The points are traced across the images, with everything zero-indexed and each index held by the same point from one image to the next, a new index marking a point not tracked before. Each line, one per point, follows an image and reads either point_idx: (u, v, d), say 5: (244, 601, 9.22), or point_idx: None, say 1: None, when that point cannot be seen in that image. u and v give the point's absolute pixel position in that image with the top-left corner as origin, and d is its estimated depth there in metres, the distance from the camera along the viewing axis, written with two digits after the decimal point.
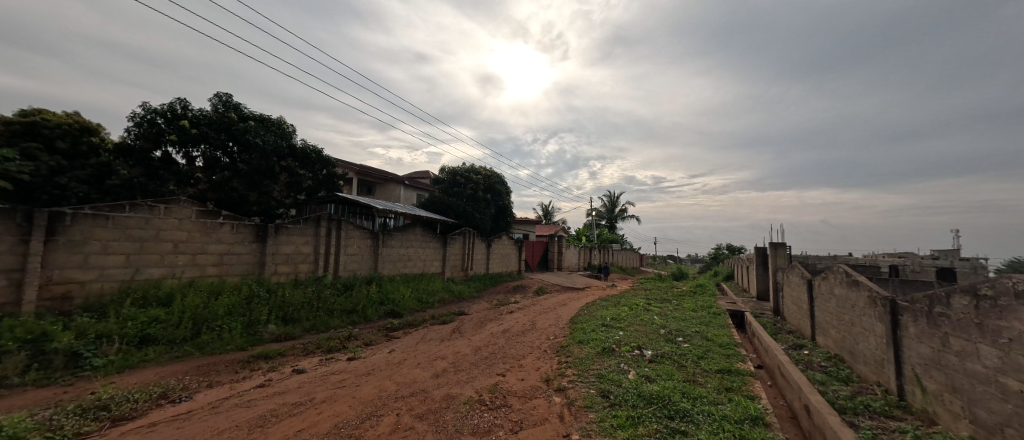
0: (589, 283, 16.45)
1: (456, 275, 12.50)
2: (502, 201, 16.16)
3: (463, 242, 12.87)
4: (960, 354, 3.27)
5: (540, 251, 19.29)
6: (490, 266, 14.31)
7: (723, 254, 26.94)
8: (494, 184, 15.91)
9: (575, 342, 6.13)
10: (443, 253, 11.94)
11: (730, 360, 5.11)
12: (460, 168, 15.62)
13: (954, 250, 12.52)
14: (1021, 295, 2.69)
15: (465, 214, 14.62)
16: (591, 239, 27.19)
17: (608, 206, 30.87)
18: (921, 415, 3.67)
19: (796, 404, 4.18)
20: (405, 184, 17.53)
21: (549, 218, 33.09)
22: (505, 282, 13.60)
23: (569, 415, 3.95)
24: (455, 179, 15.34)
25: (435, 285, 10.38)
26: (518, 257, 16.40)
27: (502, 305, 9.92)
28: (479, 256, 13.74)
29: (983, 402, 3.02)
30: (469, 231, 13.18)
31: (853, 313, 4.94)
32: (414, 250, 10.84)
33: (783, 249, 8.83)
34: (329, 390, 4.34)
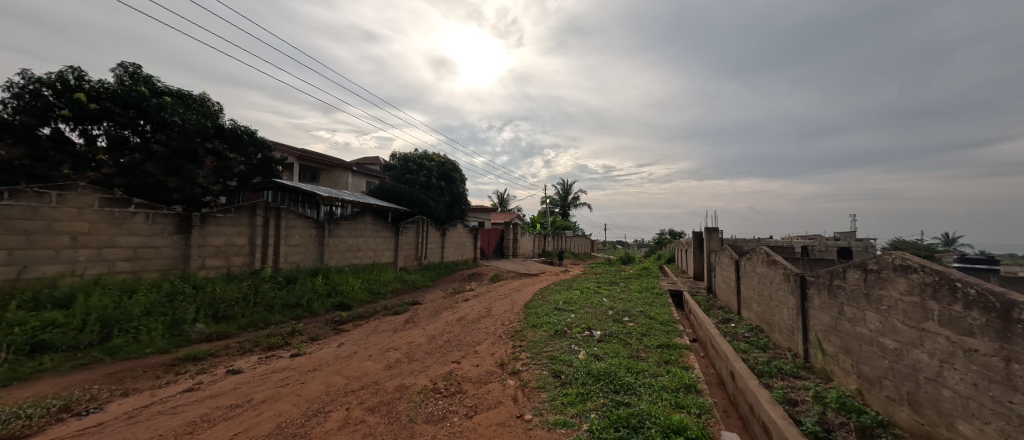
0: (544, 269, 16.90)
1: (410, 265, 12.19)
2: (458, 189, 15.94)
3: (417, 231, 12.56)
4: (852, 320, 3.82)
5: (496, 239, 19.35)
6: (445, 255, 14.15)
7: (667, 238, 29.00)
8: (450, 172, 15.59)
9: (529, 327, 6.27)
10: (396, 243, 11.58)
11: (669, 336, 5.54)
12: (413, 155, 15.05)
13: (848, 231, 14.63)
14: (901, 268, 3.19)
15: (419, 202, 14.22)
16: (546, 227, 27.88)
17: (562, 194, 31.67)
18: (821, 373, 4.26)
19: (723, 371, 4.66)
20: (354, 170, 16.60)
21: (505, 206, 33.33)
22: (461, 270, 13.56)
23: (523, 396, 4.07)
24: (408, 166, 14.80)
25: (387, 275, 10.05)
26: (474, 245, 16.36)
27: (457, 293, 9.88)
28: (434, 245, 13.52)
29: (868, 360, 3.57)
30: (423, 220, 12.85)
31: (771, 288, 5.56)
32: (364, 239, 10.38)
33: (715, 233, 9.64)
34: (270, 389, 4.07)
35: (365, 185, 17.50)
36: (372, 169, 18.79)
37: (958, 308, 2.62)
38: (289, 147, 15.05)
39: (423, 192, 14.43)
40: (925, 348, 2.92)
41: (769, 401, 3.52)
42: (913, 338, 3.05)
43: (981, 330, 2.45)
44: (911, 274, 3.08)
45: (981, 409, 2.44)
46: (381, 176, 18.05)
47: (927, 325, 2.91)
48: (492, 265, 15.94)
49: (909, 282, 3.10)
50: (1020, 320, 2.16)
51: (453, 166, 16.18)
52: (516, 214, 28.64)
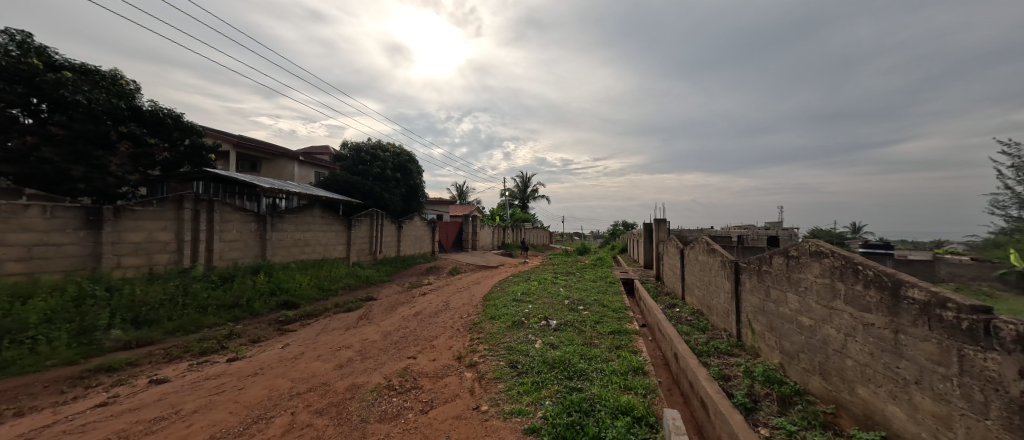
0: (503, 261, 17.02)
1: (364, 259, 11.72)
2: (416, 181, 15.45)
3: (372, 224, 12.08)
4: (776, 302, 4.24)
5: (455, 231, 19.09)
6: (401, 249, 13.76)
7: (620, 229, 30.31)
8: (406, 163, 15.06)
9: (487, 319, 6.29)
10: (349, 236, 11.06)
11: (620, 322, 5.81)
12: (366, 144, 14.32)
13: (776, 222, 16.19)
14: (816, 254, 3.59)
15: (373, 194, 13.58)
16: (505, 219, 28.07)
17: (521, 186, 31.86)
18: (751, 350, 4.69)
19: (668, 352, 5.00)
20: (301, 160, 15.52)
21: (464, 198, 32.97)
22: (419, 264, 13.28)
23: (479, 388, 4.09)
24: (361, 156, 14.03)
25: (339, 270, 9.58)
26: (432, 238, 16.07)
27: (415, 288, 9.66)
28: (389, 239, 13.08)
29: (788, 336, 4.00)
30: (378, 213, 12.36)
31: (710, 274, 6.01)
32: (313, 233, 9.80)
33: (663, 224, 10.21)
34: (202, 398, 3.73)
35: (314, 176, 16.46)
36: (321, 158, 17.69)
37: (859, 287, 3.00)
38: (225, 133, 13.71)
39: (379, 183, 13.84)
40: (833, 323, 3.31)
41: (706, 378, 3.83)
42: (824, 315, 3.45)
43: (877, 306, 2.81)
44: (823, 259, 3.48)
45: (875, 374, 2.82)
46: (332, 167, 17.04)
47: (835, 303, 3.30)
48: (451, 258, 15.79)
49: (821, 265, 3.49)
50: (908, 296, 2.51)
51: (411, 157, 15.68)
52: (476, 206, 28.42)
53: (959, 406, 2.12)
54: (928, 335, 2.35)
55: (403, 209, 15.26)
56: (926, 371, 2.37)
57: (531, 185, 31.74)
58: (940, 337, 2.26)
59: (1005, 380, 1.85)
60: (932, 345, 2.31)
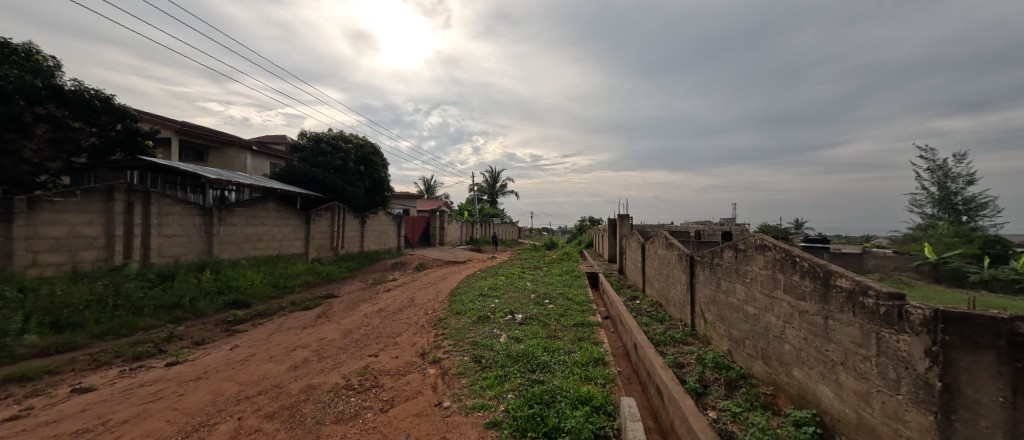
0: (472, 256, 16.96)
1: (325, 255, 11.26)
2: (382, 174, 14.90)
3: (333, 219, 11.60)
4: (725, 292, 4.50)
5: (421, 226, 18.74)
6: (364, 245, 13.33)
7: (587, 225, 31.08)
8: (371, 156, 14.49)
9: (453, 314, 6.24)
10: (307, 231, 10.57)
11: (584, 315, 5.96)
12: (327, 135, 13.52)
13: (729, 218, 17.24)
14: (760, 246, 3.85)
15: (334, 187, 12.82)
16: (474, 215, 27.96)
17: (489, 181, 31.78)
18: (703, 338, 4.97)
19: (628, 343, 5.18)
20: (254, 149, 14.59)
21: (433, 193, 32.42)
22: (384, 260, 12.93)
23: (442, 384, 4.05)
24: (320, 146, 13.25)
25: (296, 267, 9.14)
26: (397, 233, 15.69)
27: (379, 284, 9.40)
28: (352, 234, 12.64)
29: (735, 324, 4.27)
30: (341, 207, 11.88)
31: (668, 267, 6.30)
32: (266, 228, 9.26)
33: (626, 220, 10.54)
34: (135, 406, 3.44)
35: (269, 167, 15.54)
36: (276, 148, 16.69)
37: (796, 277, 3.24)
38: (164, 118, 12.62)
39: (341, 176, 13.14)
40: (774, 311, 3.57)
41: (662, 366, 4.02)
42: (766, 304, 3.71)
43: (810, 295, 3.06)
44: (766, 252, 3.73)
45: (809, 357, 3.08)
46: (289, 157, 16.15)
47: (776, 292, 3.56)
48: (418, 253, 15.51)
49: (765, 258, 3.75)
50: (836, 285, 2.75)
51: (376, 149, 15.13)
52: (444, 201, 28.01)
53: (876, 383, 2.35)
54: (852, 320, 2.58)
55: (368, 203, 14.71)
56: (851, 353, 2.60)
57: (501, 181, 31.77)
58: (862, 322, 2.48)
59: (913, 359, 2.07)
60: (855, 329, 2.55)
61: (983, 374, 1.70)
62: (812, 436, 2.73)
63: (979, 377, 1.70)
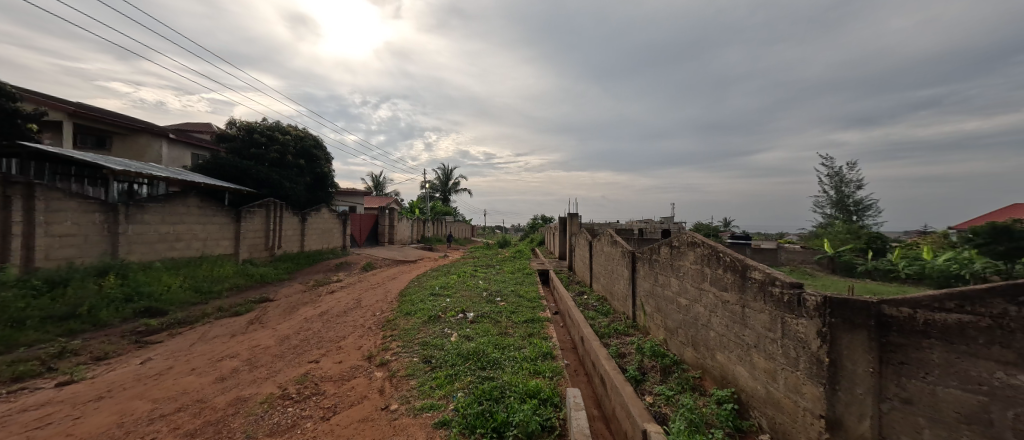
0: (423, 255, 16.59)
1: (258, 256, 10.35)
2: (326, 169, 13.92)
3: (268, 216, 10.71)
4: (662, 286, 4.88)
5: (369, 224, 17.90)
6: (305, 244, 12.47)
7: (539, 223, 31.83)
8: (313, 149, 13.50)
9: (402, 315, 6.08)
10: (237, 230, 9.66)
11: (534, 311, 6.12)
12: (261, 125, 12.25)
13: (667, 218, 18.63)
14: (691, 243, 4.21)
15: (268, 181, 11.63)
16: (425, 213, 27.29)
17: (442, 179, 31.21)
18: (642, 329, 5.34)
19: (576, 337, 5.40)
20: (171, 137, 12.94)
21: (381, 190, 31.13)
22: (327, 260, 12.19)
23: (390, 387, 3.93)
24: (252, 137, 11.97)
25: (223, 269, 8.29)
26: (342, 231, 14.85)
27: (321, 286, 8.86)
28: (291, 233, 11.75)
29: (670, 315, 4.64)
30: (277, 203, 10.98)
31: (613, 263, 6.65)
32: (186, 226, 8.30)
33: (575, 219, 10.96)
34: (14, 436, 2.92)
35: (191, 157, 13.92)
36: (200, 138, 14.98)
37: (720, 271, 3.60)
38: (52, 98, 10.76)
39: (278, 170, 12.04)
40: (702, 302, 3.93)
41: (606, 357, 4.26)
42: (695, 295, 4.08)
43: (731, 286, 3.42)
44: (696, 248, 4.09)
45: (729, 342, 3.44)
46: (216, 148, 14.56)
47: (703, 285, 3.92)
48: (366, 252, 14.84)
49: (695, 253, 4.11)
50: (751, 277, 3.09)
51: (320, 142, 14.15)
52: (394, 199, 26.99)
53: (781, 363, 2.68)
54: (763, 308, 2.92)
55: (310, 198, 13.73)
56: (762, 337, 2.95)
57: (456, 178, 31.36)
58: (771, 309, 2.82)
59: (808, 339, 2.39)
60: (765, 315, 2.89)
61: (857, 351, 2.01)
62: (730, 412, 3.07)
63: (855, 351, 2.01)
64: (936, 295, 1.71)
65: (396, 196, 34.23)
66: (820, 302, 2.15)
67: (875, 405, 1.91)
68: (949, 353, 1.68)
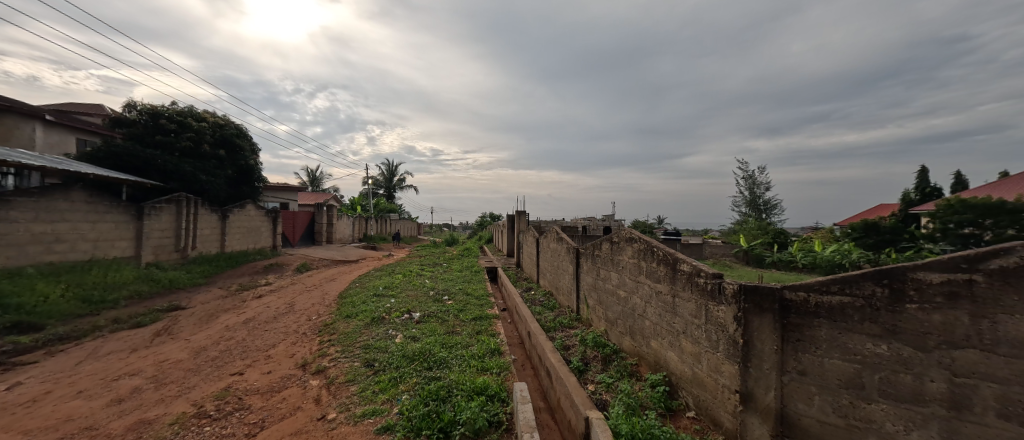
0: (366, 254, 15.80)
1: (167, 258, 9.09)
2: (251, 161, 12.59)
3: (179, 213, 9.44)
4: (603, 279, 5.17)
5: (304, 222, 16.57)
6: (225, 244, 11.21)
7: (487, 221, 31.96)
8: (235, 139, 12.10)
9: (342, 318, 5.74)
10: (138, 230, 8.39)
11: (482, 308, 6.14)
12: (168, 110, 10.56)
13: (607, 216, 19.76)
14: (629, 238, 4.51)
15: (179, 174, 10.14)
16: (368, 211, 25.94)
17: (386, 175, 29.89)
18: (585, 321, 5.63)
19: (523, 332, 5.51)
20: (47, 118, 10.81)
21: (318, 185, 29.03)
22: (255, 261, 11.09)
23: (327, 395, 3.70)
24: (157, 123, 10.20)
25: (120, 274, 7.16)
26: (272, 230, 13.59)
27: (246, 290, 8.04)
28: (207, 232, 10.47)
29: (610, 306, 4.94)
30: (189, 198, 9.71)
31: (558, 259, 6.90)
32: (69, 225, 7.03)
33: (522, 216, 11.17)
34: None
35: (76, 144, 11.75)
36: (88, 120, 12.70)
37: (654, 264, 3.90)
38: None
39: (192, 161, 10.59)
40: (639, 293, 4.23)
41: (552, 350, 4.40)
42: (633, 287, 4.38)
43: (663, 277, 3.72)
44: (633, 243, 4.39)
45: (661, 330, 3.75)
46: (109, 133, 12.46)
47: (640, 278, 4.23)
48: (301, 252, 13.74)
49: (632, 248, 4.40)
50: (681, 269, 3.39)
51: (244, 131, 12.70)
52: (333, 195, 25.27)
53: (705, 346, 2.98)
54: (690, 297, 3.23)
55: (233, 193, 12.33)
56: (689, 324, 3.25)
57: (402, 175, 30.22)
58: (696, 298, 3.12)
59: None
60: (692, 303, 3.20)
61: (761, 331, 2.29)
62: (662, 394, 3.36)
63: (764, 332, 2.25)
64: (824, 280, 2.02)
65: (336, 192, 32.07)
66: (733, 289, 2.38)
67: (778, 378, 2.19)
68: (833, 329, 2.00)
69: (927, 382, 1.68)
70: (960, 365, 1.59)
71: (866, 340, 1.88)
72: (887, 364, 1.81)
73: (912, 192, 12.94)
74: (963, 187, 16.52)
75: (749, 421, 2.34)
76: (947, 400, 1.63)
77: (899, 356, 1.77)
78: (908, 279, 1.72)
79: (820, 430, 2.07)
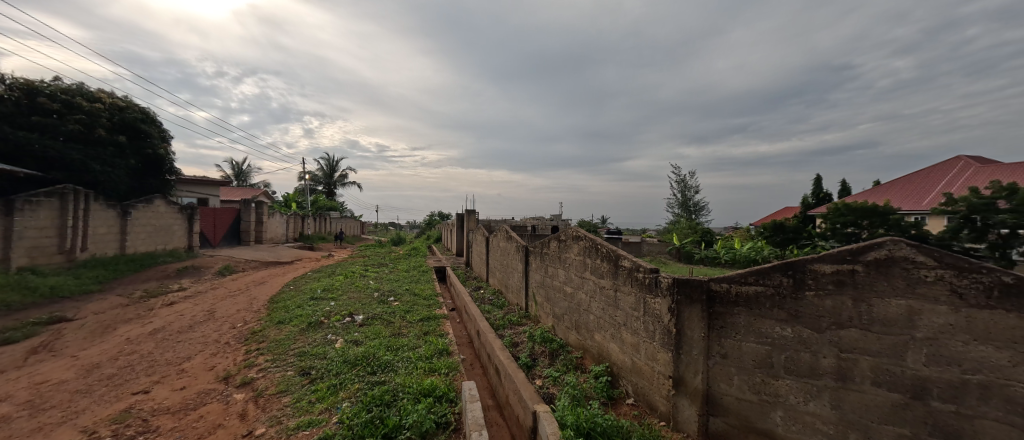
0: (301, 255, 14.66)
1: (46, 262, 7.65)
2: (162, 151, 11.03)
3: (64, 209, 8.00)
4: (551, 277, 5.34)
5: (228, 220, 14.91)
6: (126, 245, 9.70)
7: (437, 220, 31.37)
8: (141, 124, 10.50)
9: (273, 324, 5.29)
10: (6, 228, 6.96)
11: (430, 309, 6.02)
12: (50, 86, 8.86)
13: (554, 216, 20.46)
14: (574, 236, 4.71)
15: (64, 163, 8.56)
16: (305, 208, 24.02)
17: (326, 171, 27.91)
18: (533, 318, 5.78)
19: (472, 332, 5.49)
20: None
21: (244, 179, 26.22)
22: (166, 264, 9.76)
23: (254, 409, 3.38)
24: (32, 101, 8.49)
25: None
26: (188, 229, 12.06)
27: (155, 297, 7.05)
28: (102, 231, 9.01)
29: (557, 302, 5.12)
30: (78, 191, 8.27)
31: (508, 258, 6.99)
32: None
33: (472, 215, 11.14)
34: None
35: None
36: None
37: (598, 261, 4.12)
38: None
39: (82, 148, 8.99)
40: (584, 289, 4.44)
41: (501, 348, 4.45)
42: (578, 283, 4.59)
43: (606, 273, 3.95)
44: (579, 241, 4.59)
45: (604, 323, 3.98)
46: None
47: (585, 274, 4.44)
48: (224, 254, 12.34)
49: (578, 246, 4.60)
50: (622, 265, 3.61)
51: (151, 116, 11.06)
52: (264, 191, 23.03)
53: (643, 336, 3.22)
54: (630, 291, 3.46)
55: (137, 187, 10.69)
56: (629, 316, 3.48)
57: (345, 171, 28.38)
58: (635, 292, 3.36)
59: None
60: (631, 296, 3.43)
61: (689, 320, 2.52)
62: (605, 384, 3.57)
63: (693, 321, 2.47)
64: (742, 273, 2.29)
65: (267, 188, 29.14)
66: (669, 283, 2.57)
67: (705, 362, 2.44)
68: (751, 315, 2.27)
69: (822, 358, 2.02)
70: (845, 342, 1.94)
71: (775, 324, 2.18)
72: (790, 344, 2.13)
73: (810, 196, 15.09)
74: (848, 194, 19.60)
75: (679, 403, 2.56)
76: (836, 372, 1.97)
77: (800, 337, 2.09)
78: (806, 270, 2.05)
79: (738, 406, 2.35)
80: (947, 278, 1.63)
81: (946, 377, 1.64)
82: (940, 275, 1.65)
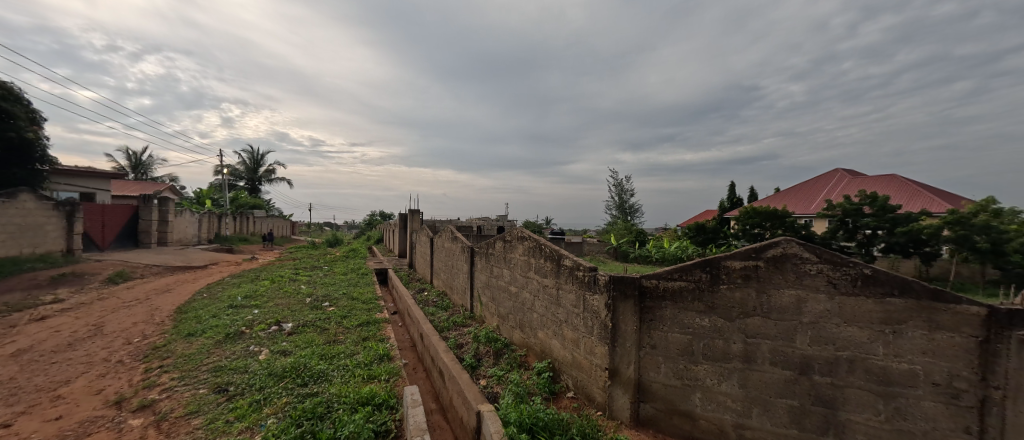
0: (218, 258, 13.06)
1: None
2: (31, 134, 9.10)
3: None
4: (496, 277, 5.41)
5: (123, 218, 12.75)
6: None
7: (379, 219, 29.96)
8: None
9: (182, 337, 4.67)
10: None
11: (370, 313, 5.76)
12: None
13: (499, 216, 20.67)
14: (519, 237, 4.83)
15: None
16: (224, 206, 21.43)
17: (250, 164, 25.15)
18: (478, 319, 5.81)
19: (415, 335, 5.35)
20: None
21: (144, 171, 22.60)
22: (36, 271, 8.09)
23: (156, 435, 2.96)
24: None
25: None
26: (67, 229, 10.10)
27: (17, 312, 5.80)
28: None
29: (502, 302, 5.21)
30: None
31: (453, 259, 6.92)
32: None
33: (415, 216, 10.85)
34: None
35: None
36: None
37: (541, 261, 4.27)
38: None
39: None
40: (528, 288, 4.58)
41: (445, 350, 4.40)
42: (523, 282, 4.71)
43: (549, 272, 4.11)
44: (524, 242, 4.72)
45: (547, 321, 4.14)
46: None
47: (529, 274, 4.58)
48: (118, 258, 10.55)
49: (523, 246, 4.73)
50: (564, 264, 3.79)
51: (16, 91, 9.08)
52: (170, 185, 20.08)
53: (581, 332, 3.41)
54: (571, 289, 3.64)
55: None
56: (570, 313, 3.66)
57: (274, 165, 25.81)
58: (576, 289, 3.54)
59: None
60: (572, 294, 3.61)
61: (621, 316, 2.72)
62: (546, 379, 3.73)
63: (627, 315, 2.67)
64: (667, 270, 2.54)
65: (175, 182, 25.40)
66: (605, 280, 2.76)
67: (636, 353, 2.65)
68: (675, 309, 2.52)
69: (732, 344, 2.32)
70: (750, 328, 2.25)
71: (695, 315, 2.44)
72: (706, 333, 2.41)
73: (727, 201, 17.15)
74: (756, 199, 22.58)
75: (614, 392, 2.76)
76: (743, 355, 2.28)
77: (715, 326, 2.38)
78: (720, 266, 2.33)
79: (663, 391, 2.59)
80: (825, 272, 2.00)
81: (824, 355, 2.03)
82: (820, 269, 2.02)
